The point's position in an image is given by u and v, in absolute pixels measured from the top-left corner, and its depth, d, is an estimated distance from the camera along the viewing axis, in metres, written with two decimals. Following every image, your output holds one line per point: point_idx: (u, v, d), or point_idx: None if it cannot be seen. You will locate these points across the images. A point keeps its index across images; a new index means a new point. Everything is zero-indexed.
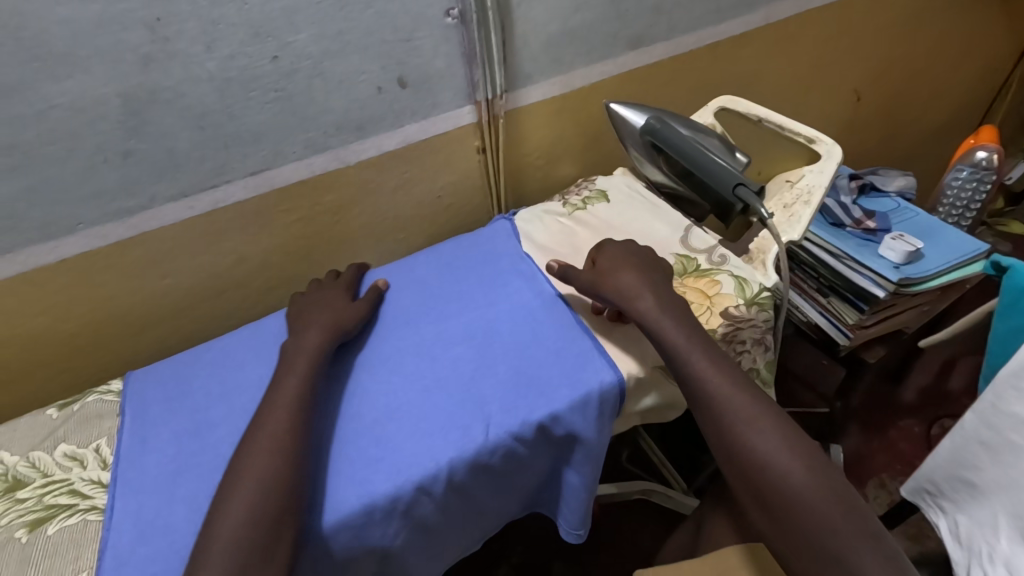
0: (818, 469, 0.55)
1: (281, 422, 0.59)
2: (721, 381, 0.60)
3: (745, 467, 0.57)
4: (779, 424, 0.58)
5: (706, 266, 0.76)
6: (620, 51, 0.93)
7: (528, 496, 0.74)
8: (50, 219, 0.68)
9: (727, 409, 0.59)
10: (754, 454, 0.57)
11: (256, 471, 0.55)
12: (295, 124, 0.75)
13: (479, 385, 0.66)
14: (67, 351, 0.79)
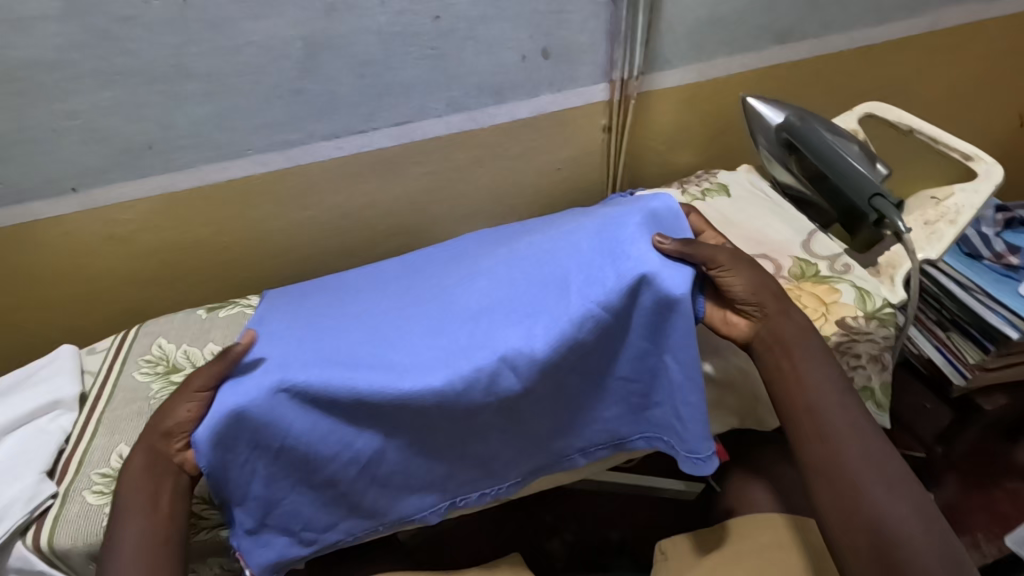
0: (936, 528, 0.53)
1: None
2: (846, 414, 0.57)
3: (874, 528, 0.53)
4: (915, 498, 0.54)
5: (827, 274, 0.74)
6: (766, 44, 0.91)
7: (624, 414, 0.62)
8: (227, 142, 0.78)
9: (850, 441, 0.56)
10: (875, 497, 0.54)
11: None
12: (442, 82, 0.80)
13: (566, 265, 0.60)
14: (218, 262, 0.89)
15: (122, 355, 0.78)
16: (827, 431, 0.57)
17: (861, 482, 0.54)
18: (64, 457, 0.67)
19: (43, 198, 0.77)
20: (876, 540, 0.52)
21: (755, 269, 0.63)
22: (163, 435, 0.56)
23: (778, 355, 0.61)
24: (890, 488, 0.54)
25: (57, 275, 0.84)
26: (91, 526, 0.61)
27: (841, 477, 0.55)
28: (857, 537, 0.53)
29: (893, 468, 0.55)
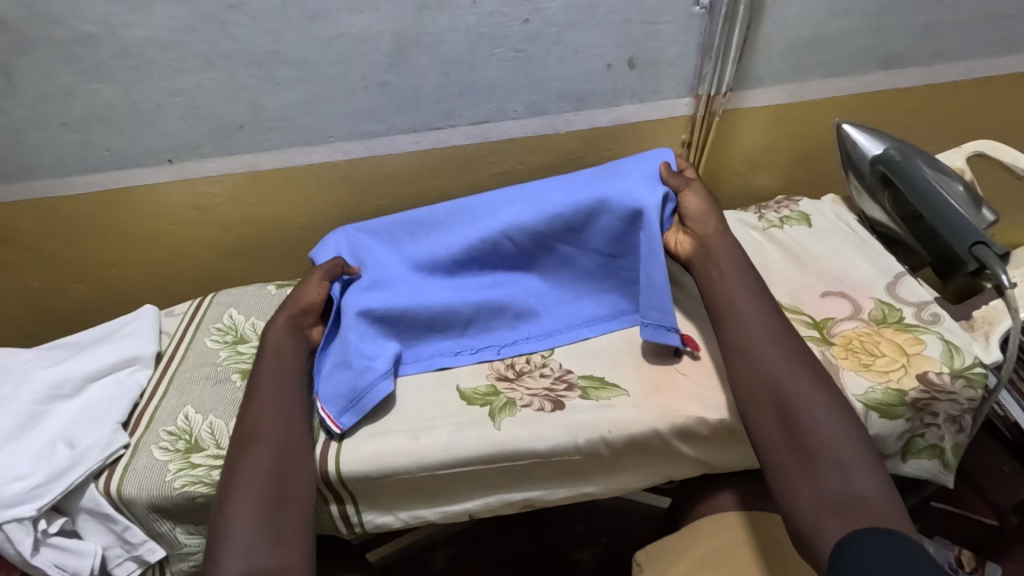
0: (842, 406, 0.56)
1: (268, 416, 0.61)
2: (763, 309, 0.62)
3: (766, 382, 0.57)
4: (805, 359, 0.59)
5: (911, 322, 0.69)
6: (870, 69, 0.85)
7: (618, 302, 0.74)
8: (311, 128, 0.81)
9: (765, 336, 0.60)
10: (784, 378, 0.57)
11: (253, 469, 0.58)
12: (523, 85, 0.80)
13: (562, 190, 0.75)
14: (291, 240, 0.93)
15: (196, 321, 0.83)
16: (742, 322, 0.61)
17: (773, 364, 0.58)
18: (138, 410, 0.72)
19: (142, 167, 0.82)
20: (769, 394, 0.57)
21: (716, 202, 0.71)
22: (302, 310, 0.70)
23: (712, 262, 0.66)
24: (798, 367, 0.57)
25: (148, 238, 0.90)
26: (154, 479, 0.65)
27: (755, 363, 0.59)
28: (765, 408, 0.57)
29: (802, 355, 0.59)
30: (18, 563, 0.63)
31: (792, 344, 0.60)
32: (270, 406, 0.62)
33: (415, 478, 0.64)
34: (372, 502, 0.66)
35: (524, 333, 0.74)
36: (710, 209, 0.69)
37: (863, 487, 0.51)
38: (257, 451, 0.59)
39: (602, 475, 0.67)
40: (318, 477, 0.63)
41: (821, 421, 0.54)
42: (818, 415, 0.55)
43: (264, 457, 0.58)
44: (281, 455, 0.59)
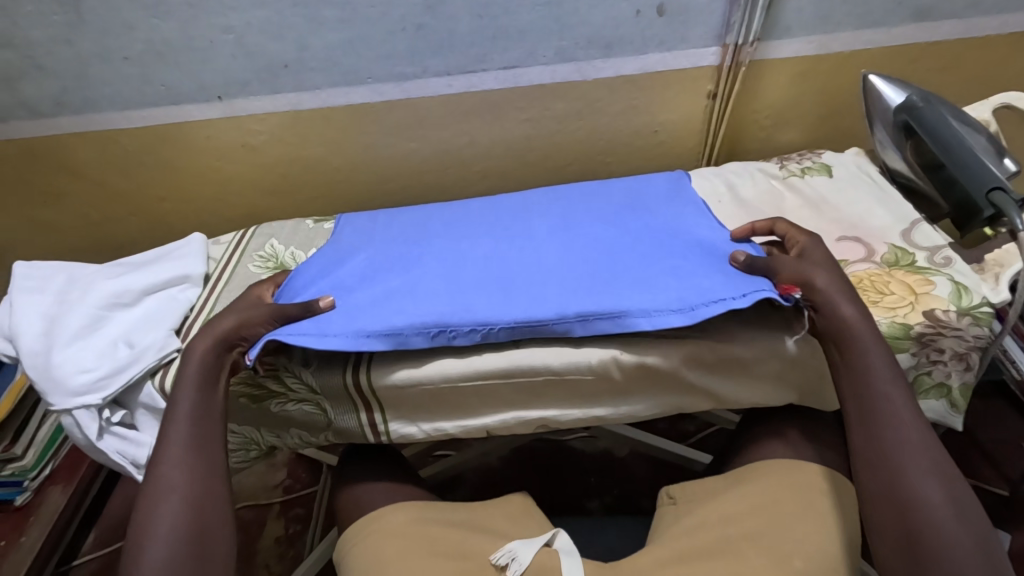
0: (978, 532, 0.50)
1: (191, 462, 0.62)
2: (908, 410, 0.56)
3: (894, 501, 0.52)
4: (941, 472, 0.52)
5: (923, 264, 0.71)
6: (901, 21, 0.85)
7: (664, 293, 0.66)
8: (351, 69, 0.85)
9: (903, 441, 0.54)
10: (913, 493, 0.52)
11: (168, 524, 0.58)
12: (554, 30, 0.83)
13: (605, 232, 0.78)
14: (327, 180, 0.98)
15: (240, 249, 0.89)
16: (879, 428, 0.55)
17: (904, 474, 0.53)
18: (188, 322, 0.79)
19: (194, 102, 0.88)
20: (900, 514, 0.52)
21: (834, 268, 0.64)
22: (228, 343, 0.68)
23: (841, 341, 0.60)
24: (932, 486, 0.52)
25: (197, 174, 0.97)
26: None
27: (887, 471, 0.53)
28: (890, 531, 0.52)
29: (940, 465, 0.53)
30: (86, 446, 0.70)
31: (931, 457, 0.53)
32: (191, 457, 0.62)
33: (437, 390, 0.69)
34: (398, 412, 0.72)
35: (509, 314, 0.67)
36: (810, 276, 0.63)
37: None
38: (166, 494, 0.60)
39: (613, 399, 0.71)
40: (350, 383, 0.69)
41: (952, 546, 0.49)
42: (951, 540, 0.49)
43: (181, 517, 0.58)
44: (194, 512, 0.59)
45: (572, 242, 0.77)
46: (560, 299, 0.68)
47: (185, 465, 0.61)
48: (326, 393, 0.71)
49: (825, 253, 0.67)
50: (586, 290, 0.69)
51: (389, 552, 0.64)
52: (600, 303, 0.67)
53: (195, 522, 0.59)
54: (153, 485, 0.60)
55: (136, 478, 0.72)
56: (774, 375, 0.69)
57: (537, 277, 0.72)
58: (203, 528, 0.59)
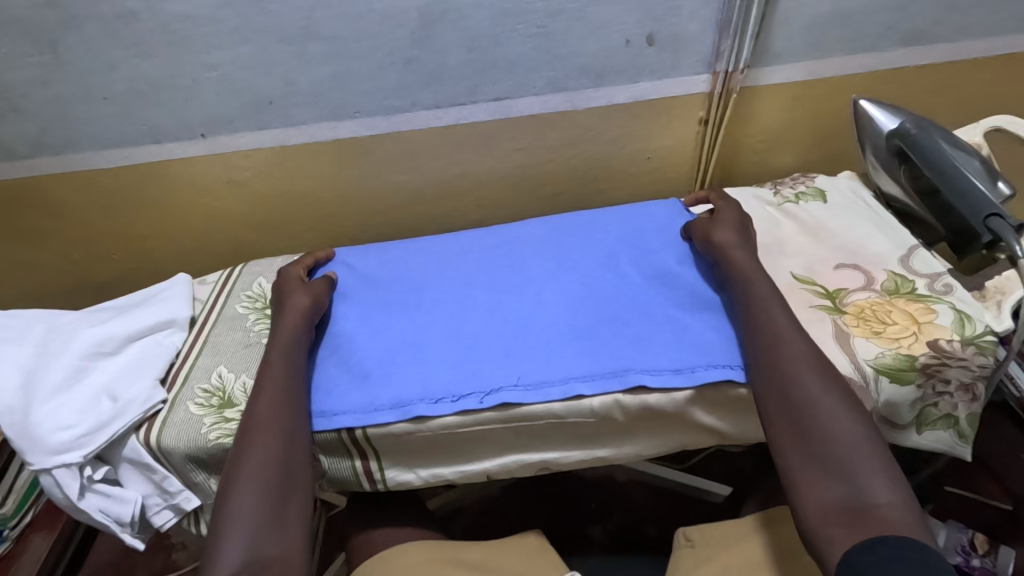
0: (868, 428, 0.55)
1: (277, 404, 0.65)
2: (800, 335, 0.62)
3: (789, 400, 0.58)
4: (825, 372, 0.59)
5: (924, 292, 0.70)
6: (889, 46, 0.85)
7: (666, 357, 0.67)
8: (339, 103, 0.83)
9: (783, 344, 0.61)
10: (810, 398, 0.57)
11: (256, 458, 0.61)
12: (545, 61, 0.82)
13: (600, 275, 0.78)
14: (317, 215, 0.97)
15: (227, 289, 0.87)
16: (772, 342, 0.62)
17: (791, 373, 0.59)
18: (173, 369, 0.76)
19: (177, 140, 0.86)
20: (792, 410, 0.57)
21: (742, 238, 0.73)
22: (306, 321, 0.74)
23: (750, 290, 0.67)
24: (818, 382, 0.58)
25: (182, 211, 0.94)
26: (191, 430, 0.69)
27: (778, 382, 0.59)
28: (782, 422, 0.57)
29: (832, 378, 0.59)
30: (67, 507, 0.67)
31: (812, 360, 0.60)
32: (276, 404, 0.65)
33: (436, 437, 0.68)
34: (395, 459, 0.70)
35: (512, 379, 0.68)
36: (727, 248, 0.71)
37: (879, 498, 0.51)
38: (253, 446, 0.62)
39: (616, 439, 0.69)
40: (347, 433, 0.67)
41: (839, 438, 0.54)
42: (848, 435, 0.55)
43: (269, 450, 0.61)
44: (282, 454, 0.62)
45: (571, 289, 0.78)
46: (564, 361, 0.69)
47: (265, 423, 0.63)
48: (320, 443, 0.68)
49: (736, 229, 0.74)
50: (591, 349, 0.70)
51: None
52: (604, 366, 0.67)
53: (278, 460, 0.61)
54: (241, 444, 0.62)
55: (121, 537, 0.69)
56: None
57: (539, 333, 0.73)
58: (285, 476, 0.60)
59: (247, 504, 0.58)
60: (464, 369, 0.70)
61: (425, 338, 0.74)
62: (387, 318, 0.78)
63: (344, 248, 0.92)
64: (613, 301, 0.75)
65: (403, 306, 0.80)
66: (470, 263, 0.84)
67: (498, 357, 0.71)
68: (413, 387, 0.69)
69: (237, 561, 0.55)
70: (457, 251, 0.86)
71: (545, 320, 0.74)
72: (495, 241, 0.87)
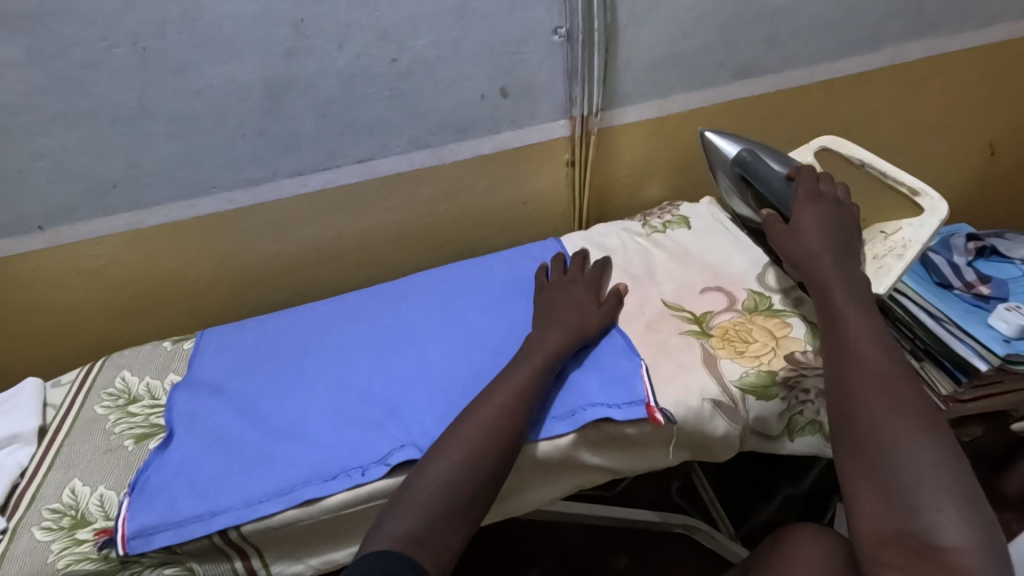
0: (946, 456, 0.50)
1: (498, 403, 0.62)
2: (882, 352, 0.58)
3: (850, 406, 0.56)
4: (897, 385, 0.55)
5: (779, 307, 0.75)
6: (725, 80, 0.93)
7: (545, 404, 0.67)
8: (192, 180, 0.80)
9: (854, 347, 0.59)
10: (880, 418, 0.53)
11: (463, 441, 0.59)
12: (403, 120, 0.82)
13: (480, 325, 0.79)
14: (188, 296, 0.91)
15: (85, 389, 0.79)
16: (846, 343, 0.60)
17: (852, 381, 0.57)
18: (17, 492, 0.68)
19: (12, 236, 0.79)
20: (851, 418, 0.55)
21: (834, 231, 0.69)
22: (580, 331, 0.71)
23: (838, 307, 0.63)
24: (885, 394, 0.54)
25: (30, 309, 0.86)
26: (34, 562, 0.61)
27: (843, 386, 0.57)
28: (842, 428, 0.55)
29: (921, 409, 0.53)
30: None
31: (887, 372, 0.56)
32: (502, 410, 0.61)
33: (320, 523, 0.64)
34: (279, 552, 0.65)
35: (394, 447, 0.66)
36: (808, 246, 0.68)
37: (947, 540, 0.46)
38: (466, 426, 0.60)
39: (510, 494, 0.68)
40: (217, 534, 0.62)
41: (897, 450, 0.51)
42: (915, 461, 0.50)
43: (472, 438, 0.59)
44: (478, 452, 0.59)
45: (456, 342, 0.78)
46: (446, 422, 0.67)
47: (474, 434, 0.60)
48: (188, 550, 0.62)
49: (830, 226, 0.69)
50: None
51: None
52: None
53: (469, 462, 0.58)
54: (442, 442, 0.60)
55: None
56: (662, 444, 0.68)
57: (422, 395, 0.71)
58: (469, 503, 0.57)
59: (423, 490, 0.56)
60: (347, 443, 0.67)
61: (307, 415, 0.71)
62: (264, 398, 0.74)
63: (216, 326, 0.86)
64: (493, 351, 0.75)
65: (282, 382, 0.76)
66: (350, 329, 0.82)
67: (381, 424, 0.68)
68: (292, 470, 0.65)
69: (400, 534, 0.53)
70: (349, 318, 0.84)
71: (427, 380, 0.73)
72: (377, 303, 0.85)
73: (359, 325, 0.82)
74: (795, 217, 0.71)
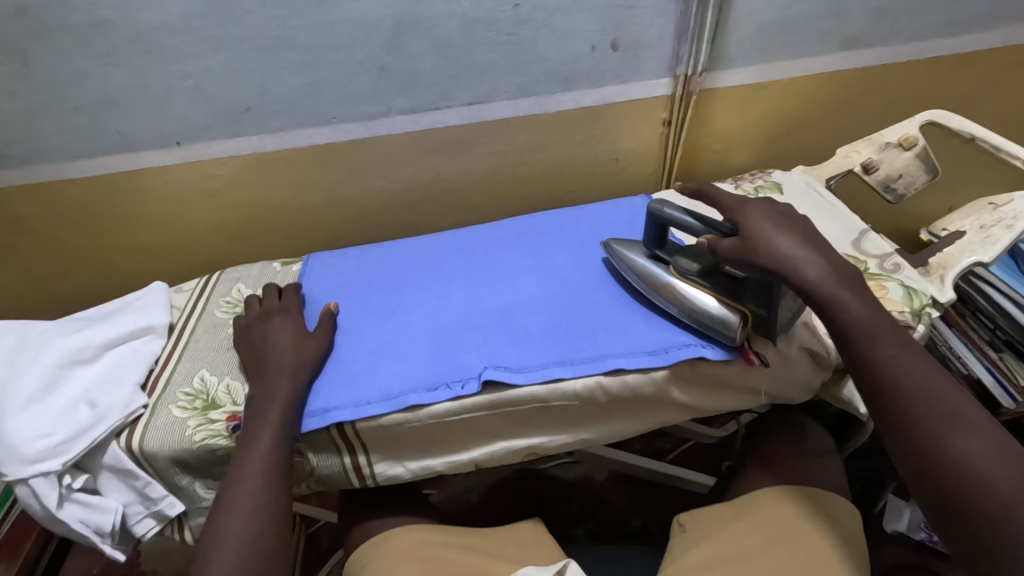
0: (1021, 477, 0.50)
1: (256, 465, 0.62)
2: (914, 371, 0.57)
3: (912, 436, 0.54)
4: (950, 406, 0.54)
5: (875, 271, 0.76)
6: (829, 51, 0.93)
7: (640, 342, 0.70)
8: (315, 109, 0.85)
9: (893, 371, 0.57)
10: (952, 448, 0.52)
11: (239, 513, 0.59)
12: (515, 66, 0.86)
13: (574, 266, 0.82)
14: (294, 224, 0.97)
15: (206, 295, 0.86)
16: (883, 367, 0.57)
17: (907, 408, 0.55)
18: (153, 375, 0.75)
19: (151, 150, 0.86)
20: (913, 447, 0.54)
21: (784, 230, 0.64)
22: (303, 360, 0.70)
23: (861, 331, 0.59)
24: (943, 419, 0.54)
25: (155, 222, 0.93)
26: (174, 434, 0.68)
27: (895, 410, 0.56)
28: (908, 458, 0.54)
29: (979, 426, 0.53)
30: (45, 517, 0.66)
31: (938, 389, 0.55)
32: (268, 465, 0.62)
33: (424, 427, 0.68)
34: (384, 452, 0.70)
35: (495, 364, 0.70)
36: (787, 256, 0.61)
37: None
38: (239, 496, 0.60)
39: (599, 422, 0.72)
40: (334, 428, 0.68)
41: (974, 481, 0.50)
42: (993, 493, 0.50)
43: (246, 511, 0.59)
44: (260, 525, 0.59)
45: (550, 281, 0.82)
46: (543, 349, 0.71)
47: (246, 505, 0.60)
48: (307, 439, 0.68)
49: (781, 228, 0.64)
50: (569, 335, 0.72)
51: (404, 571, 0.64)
52: (583, 351, 0.70)
53: (259, 530, 0.59)
54: (220, 513, 0.60)
55: (101, 547, 0.68)
56: (749, 388, 0.71)
57: (518, 323, 0.75)
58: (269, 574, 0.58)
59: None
60: (449, 359, 0.71)
61: (408, 333, 0.76)
62: (365, 317, 0.79)
63: (321, 252, 0.92)
64: (587, 290, 0.78)
65: (383, 303, 0.81)
66: (447, 261, 0.86)
67: (481, 346, 0.72)
68: (398, 378, 0.70)
69: None
70: (446, 252, 0.88)
71: (523, 310, 0.77)
72: (472, 241, 0.89)
73: (454, 260, 0.86)
74: (757, 228, 0.64)
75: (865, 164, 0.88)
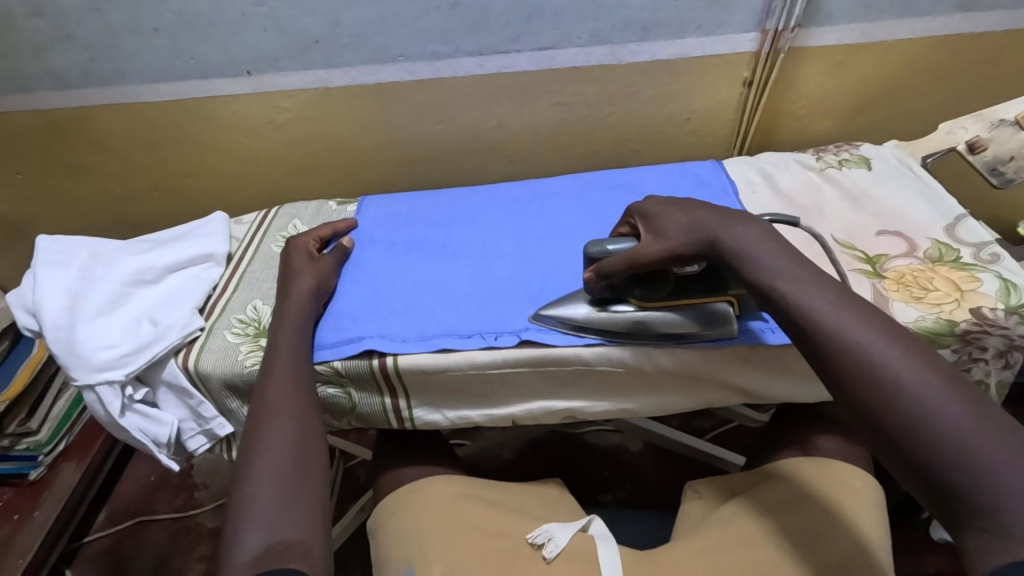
0: (890, 337, 0.46)
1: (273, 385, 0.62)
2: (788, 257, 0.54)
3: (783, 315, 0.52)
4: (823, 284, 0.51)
5: (968, 261, 0.68)
6: (946, 11, 0.82)
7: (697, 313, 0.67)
8: (381, 45, 0.83)
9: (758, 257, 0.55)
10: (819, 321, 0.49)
11: (269, 438, 0.58)
12: (591, 10, 0.80)
13: None
14: (351, 164, 0.97)
15: (263, 229, 0.88)
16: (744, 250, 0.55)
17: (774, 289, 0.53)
18: (211, 301, 0.78)
19: (224, 79, 0.86)
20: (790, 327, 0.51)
21: (680, 207, 0.62)
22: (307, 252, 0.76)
23: (741, 264, 0.55)
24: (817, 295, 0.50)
25: (221, 152, 0.95)
26: (227, 358, 0.70)
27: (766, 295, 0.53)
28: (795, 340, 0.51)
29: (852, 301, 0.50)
30: (108, 422, 0.70)
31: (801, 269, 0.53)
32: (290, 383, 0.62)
33: (464, 375, 0.68)
34: (424, 399, 0.71)
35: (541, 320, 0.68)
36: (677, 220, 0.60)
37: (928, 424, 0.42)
38: (266, 425, 0.59)
39: (644, 391, 0.69)
40: (377, 366, 0.67)
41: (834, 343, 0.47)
42: (853, 350, 0.46)
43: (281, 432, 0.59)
44: (291, 441, 0.58)
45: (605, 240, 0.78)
46: None
47: (276, 424, 0.59)
48: (351, 375, 0.69)
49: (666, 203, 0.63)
50: None
51: (425, 520, 0.65)
52: None
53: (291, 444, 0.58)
54: (254, 424, 0.60)
55: (156, 456, 0.72)
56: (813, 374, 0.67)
57: (568, 282, 0.73)
58: (303, 478, 0.57)
59: (262, 493, 0.54)
60: (494, 309, 0.70)
61: (449, 278, 0.75)
62: (408, 257, 0.79)
63: (376, 195, 0.92)
64: None
65: (428, 246, 0.80)
66: (501, 213, 0.84)
67: (527, 301, 0.71)
68: (435, 321, 0.70)
69: (258, 546, 0.51)
70: (502, 203, 0.86)
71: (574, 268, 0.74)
72: (528, 195, 0.87)
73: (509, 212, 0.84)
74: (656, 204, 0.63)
75: (971, 141, 0.80)
